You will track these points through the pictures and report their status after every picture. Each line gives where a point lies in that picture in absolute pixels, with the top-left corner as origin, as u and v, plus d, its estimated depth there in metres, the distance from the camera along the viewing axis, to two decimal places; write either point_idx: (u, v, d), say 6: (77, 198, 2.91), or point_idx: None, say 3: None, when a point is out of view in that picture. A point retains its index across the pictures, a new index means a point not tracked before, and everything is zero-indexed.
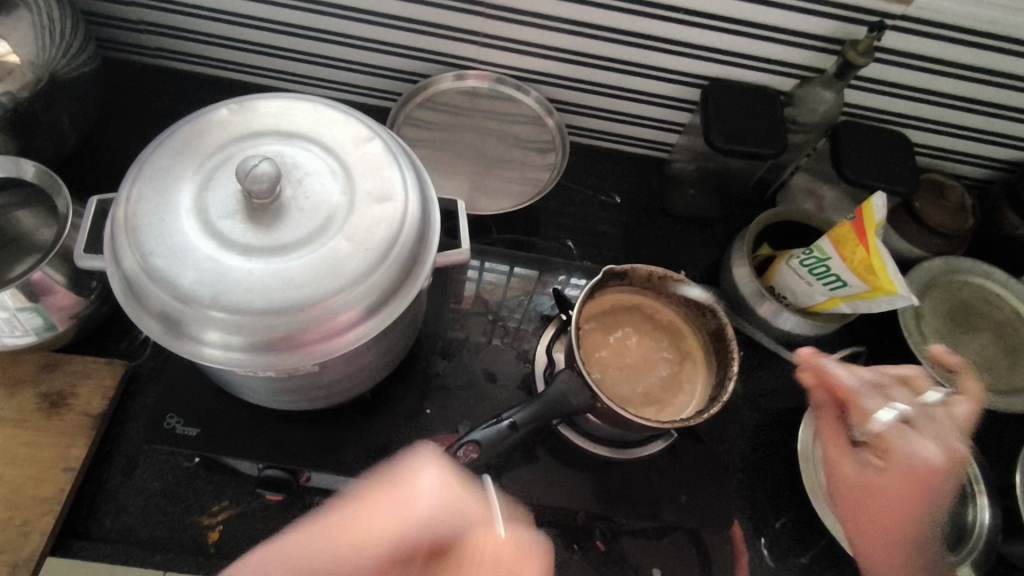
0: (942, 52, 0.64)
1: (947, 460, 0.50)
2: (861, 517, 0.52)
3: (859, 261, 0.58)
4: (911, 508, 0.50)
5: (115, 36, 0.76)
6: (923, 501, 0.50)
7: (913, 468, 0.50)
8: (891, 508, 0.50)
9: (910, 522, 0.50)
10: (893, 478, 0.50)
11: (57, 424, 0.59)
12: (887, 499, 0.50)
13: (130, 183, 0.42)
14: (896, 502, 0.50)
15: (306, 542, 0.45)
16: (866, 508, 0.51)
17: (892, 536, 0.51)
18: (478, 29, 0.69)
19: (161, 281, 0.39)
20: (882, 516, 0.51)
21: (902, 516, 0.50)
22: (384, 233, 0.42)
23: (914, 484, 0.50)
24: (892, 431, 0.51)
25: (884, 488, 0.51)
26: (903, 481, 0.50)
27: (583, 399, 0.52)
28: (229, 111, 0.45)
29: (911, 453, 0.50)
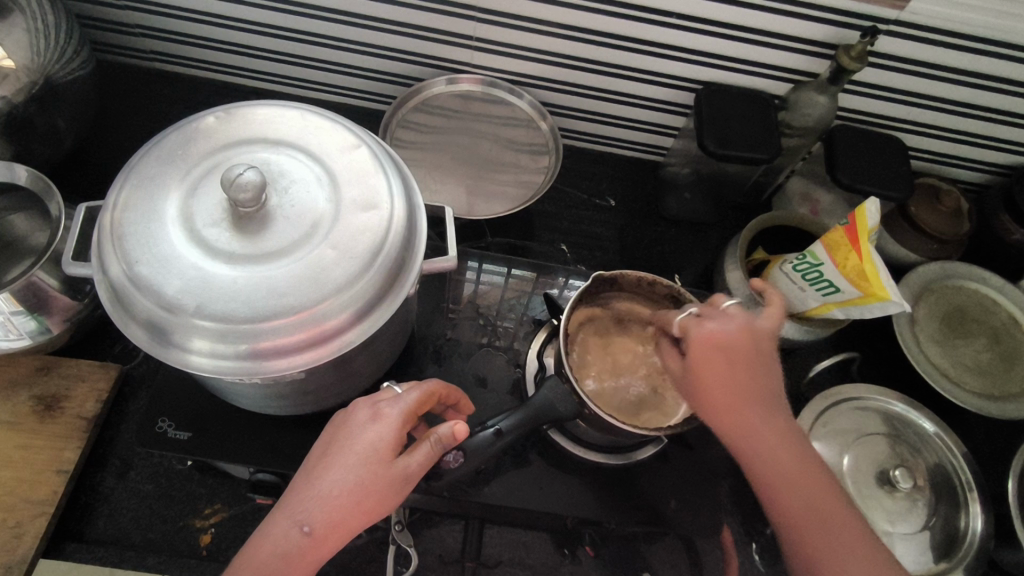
0: (937, 57, 0.64)
1: (733, 330, 0.50)
2: (709, 402, 0.49)
3: (851, 267, 0.58)
4: (745, 384, 0.49)
5: (111, 39, 0.76)
6: (730, 371, 0.49)
7: (711, 342, 0.50)
8: (719, 377, 0.49)
9: (745, 402, 0.48)
10: (699, 359, 0.49)
11: (51, 427, 0.59)
12: (713, 375, 0.49)
13: (117, 190, 0.43)
14: (714, 376, 0.49)
15: (344, 463, 0.46)
16: (708, 399, 0.49)
17: (735, 425, 0.48)
18: (471, 33, 0.69)
19: (145, 288, 0.40)
20: (715, 390, 0.49)
21: (738, 386, 0.48)
22: (369, 242, 0.42)
23: (714, 354, 0.49)
24: (692, 317, 0.52)
25: (701, 368, 0.49)
26: (712, 354, 0.49)
27: (570, 406, 0.52)
28: (217, 118, 0.45)
29: (710, 332, 0.50)
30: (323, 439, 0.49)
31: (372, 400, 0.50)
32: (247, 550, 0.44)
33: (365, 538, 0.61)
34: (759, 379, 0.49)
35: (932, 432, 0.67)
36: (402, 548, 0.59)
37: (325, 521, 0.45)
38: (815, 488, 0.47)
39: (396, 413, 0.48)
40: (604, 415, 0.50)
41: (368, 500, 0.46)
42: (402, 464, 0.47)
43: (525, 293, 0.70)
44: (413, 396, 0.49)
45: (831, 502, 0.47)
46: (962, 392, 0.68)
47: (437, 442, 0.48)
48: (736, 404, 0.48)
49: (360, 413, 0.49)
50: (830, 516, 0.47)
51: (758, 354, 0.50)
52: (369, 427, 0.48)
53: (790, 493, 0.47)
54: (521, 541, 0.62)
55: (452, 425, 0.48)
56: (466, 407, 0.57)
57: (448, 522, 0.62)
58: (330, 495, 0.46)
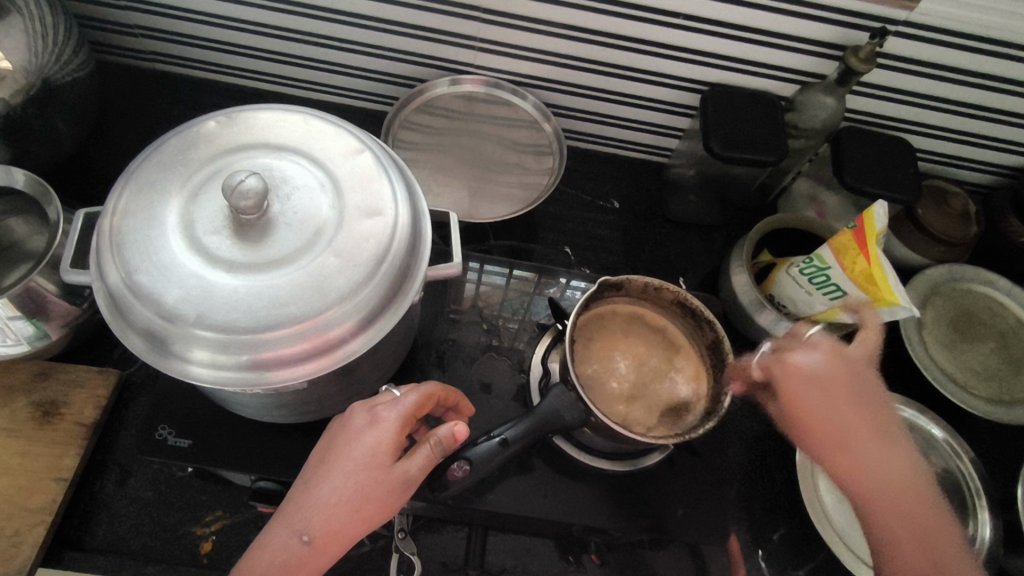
0: (946, 58, 0.63)
1: (820, 363, 0.51)
2: (807, 433, 0.50)
3: (859, 271, 0.57)
4: (845, 409, 0.49)
5: (109, 39, 0.75)
6: (824, 395, 0.50)
7: (798, 374, 0.51)
8: (813, 403, 0.50)
9: (847, 430, 0.49)
10: (788, 391, 0.51)
11: (49, 433, 0.58)
12: (807, 406, 0.50)
13: (116, 196, 0.42)
14: (806, 402, 0.50)
15: (341, 469, 0.46)
16: (804, 430, 0.50)
17: (839, 441, 0.49)
18: (475, 33, 0.68)
19: (145, 298, 0.39)
20: (813, 421, 0.49)
21: (835, 414, 0.49)
22: (373, 249, 0.41)
23: (802, 386, 0.50)
24: (770, 355, 0.53)
25: (792, 401, 0.50)
26: (801, 385, 0.50)
27: (576, 414, 0.51)
28: (217, 123, 0.44)
29: (797, 365, 0.51)
30: (322, 445, 0.49)
31: (369, 403, 0.49)
32: (248, 557, 0.44)
33: (368, 545, 0.60)
34: (860, 407, 0.50)
35: (939, 437, 0.67)
36: (405, 556, 0.57)
37: (324, 529, 0.45)
38: (926, 526, 0.47)
39: (393, 417, 0.48)
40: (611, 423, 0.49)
41: (366, 506, 0.45)
42: (401, 469, 0.46)
43: (529, 296, 0.69)
44: (411, 399, 0.48)
45: (944, 538, 0.46)
46: (970, 397, 0.67)
47: (436, 445, 0.47)
48: (839, 431, 0.49)
49: (357, 418, 0.48)
50: (946, 552, 0.46)
51: (853, 379, 0.51)
52: (366, 432, 0.47)
53: (906, 531, 0.46)
54: (525, 548, 0.62)
55: (451, 427, 0.47)
56: (466, 410, 0.56)
57: (452, 529, 0.61)
58: (329, 502, 0.45)
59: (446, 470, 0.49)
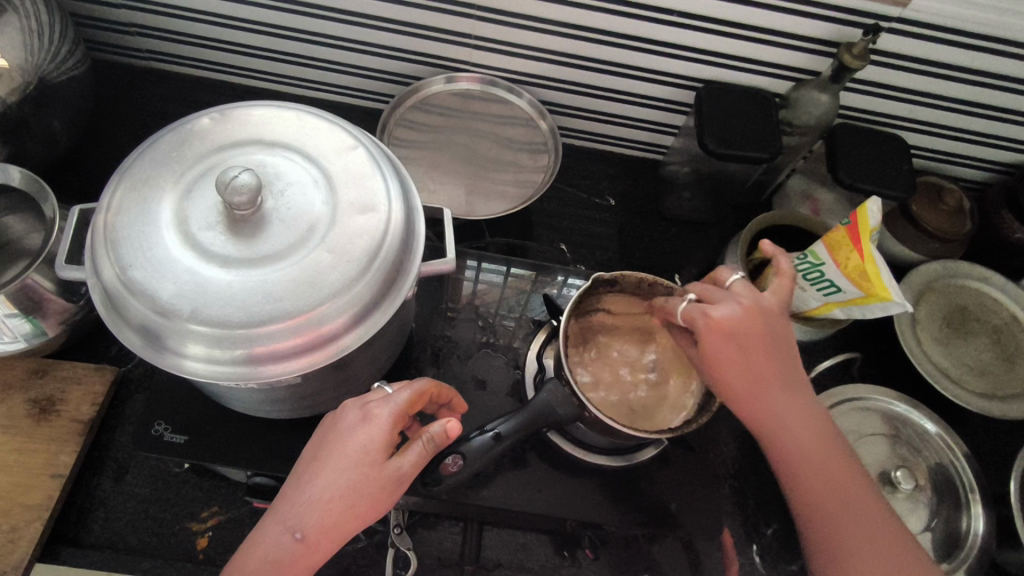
0: (940, 55, 0.63)
1: (739, 319, 0.50)
2: (726, 386, 0.51)
3: (852, 267, 0.57)
4: (761, 369, 0.50)
5: (106, 38, 0.76)
6: (751, 355, 0.50)
7: (720, 330, 0.50)
8: (730, 363, 0.50)
9: (760, 385, 0.50)
10: (710, 347, 0.50)
11: (46, 430, 0.59)
12: (727, 363, 0.50)
13: (110, 192, 0.42)
14: (727, 361, 0.50)
15: (334, 466, 0.46)
16: (723, 383, 0.51)
17: (756, 404, 0.51)
18: (470, 31, 0.68)
19: (139, 293, 0.39)
20: (733, 376, 0.50)
21: (752, 370, 0.50)
22: (367, 245, 0.42)
23: (725, 342, 0.50)
24: (694, 305, 0.52)
25: (713, 356, 0.50)
26: (720, 341, 0.50)
27: (570, 409, 0.52)
28: (211, 120, 0.45)
29: (718, 319, 0.50)
30: (313, 442, 0.48)
31: (362, 400, 0.49)
32: (241, 555, 0.44)
33: (364, 541, 0.60)
34: (779, 361, 0.51)
35: (933, 432, 0.67)
36: (401, 551, 0.59)
37: (317, 526, 0.45)
38: (829, 463, 0.51)
39: (386, 414, 0.48)
40: (604, 418, 0.49)
41: (359, 504, 0.45)
42: (395, 465, 0.47)
43: (524, 292, 0.70)
44: (404, 395, 0.49)
45: (845, 472, 0.51)
46: (964, 392, 0.68)
47: (429, 441, 0.47)
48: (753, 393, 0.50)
49: (349, 414, 0.48)
50: (846, 488, 0.51)
51: (770, 333, 0.51)
52: (359, 429, 0.47)
53: (808, 472, 0.51)
54: (520, 544, 0.62)
55: (444, 423, 0.48)
56: (460, 406, 0.57)
57: (447, 524, 0.62)
58: (322, 499, 0.45)
59: (440, 465, 0.49)
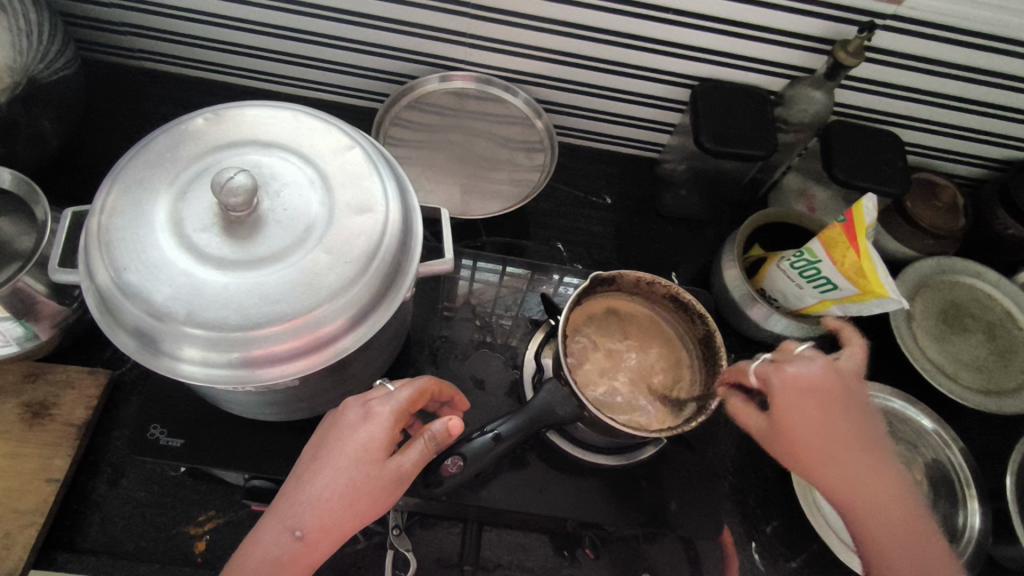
0: (934, 52, 0.63)
1: (815, 382, 0.50)
2: (799, 446, 0.49)
3: (849, 264, 0.57)
4: (836, 428, 0.49)
5: (97, 37, 0.75)
6: (824, 412, 0.49)
7: (797, 385, 0.50)
8: (805, 420, 0.49)
9: (839, 449, 0.49)
10: (784, 405, 0.50)
11: (39, 435, 0.58)
12: (803, 422, 0.49)
13: (103, 194, 0.41)
14: (802, 419, 0.49)
15: (335, 464, 0.46)
16: (794, 446, 0.49)
17: (835, 466, 0.48)
18: (466, 29, 0.68)
19: (134, 296, 0.39)
20: (806, 437, 0.49)
21: (831, 429, 0.49)
22: (364, 245, 0.41)
23: (801, 399, 0.49)
24: (767, 363, 0.52)
25: (788, 414, 0.49)
26: (798, 398, 0.49)
27: (569, 409, 0.51)
28: (205, 120, 0.44)
29: (795, 374, 0.50)
30: (314, 441, 0.48)
31: (363, 399, 0.49)
32: (238, 555, 0.44)
33: (362, 543, 0.60)
34: (857, 422, 0.50)
35: (930, 429, 0.67)
36: (401, 553, 0.58)
37: (316, 524, 0.44)
38: (913, 538, 0.48)
39: (387, 412, 0.48)
40: (603, 417, 0.49)
41: (360, 503, 0.45)
42: (395, 464, 0.46)
43: (521, 292, 0.69)
44: (405, 394, 0.49)
45: (929, 548, 0.48)
46: (960, 388, 0.68)
47: (431, 439, 0.47)
48: (827, 453, 0.49)
49: (350, 413, 0.48)
50: (935, 561, 0.47)
51: (846, 395, 0.51)
52: (360, 427, 0.47)
53: (893, 542, 0.47)
54: (520, 543, 0.62)
55: (446, 422, 0.48)
56: (461, 404, 0.57)
57: (446, 525, 0.61)
58: (323, 497, 0.45)
59: (440, 467, 0.49)
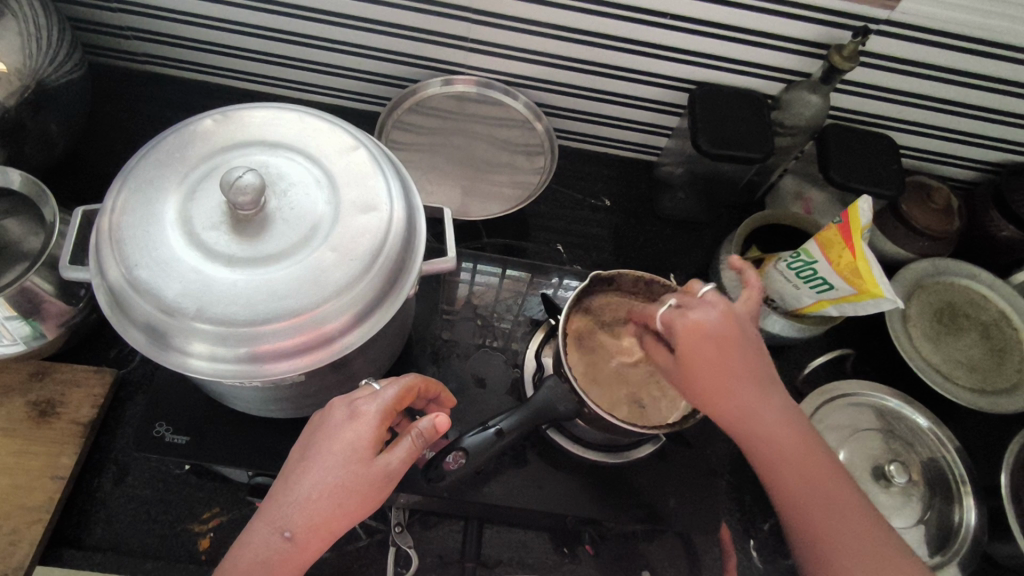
0: (927, 57, 0.64)
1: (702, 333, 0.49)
2: (703, 392, 0.48)
3: (844, 263, 0.58)
4: (736, 370, 0.48)
5: (103, 42, 0.76)
6: (721, 355, 0.48)
7: (697, 334, 0.48)
8: (707, 363, 0.48)
9: (736, 388, 0.48)
10: (686, 350, 0.48)
11: (46, 433, 0.59)
12: (701, 367, 0.48)
13: (114, 193, 0.42)
14: (702, 364, 0.48)
15: (322, 464, 0.46)
16: (698, 389, 0.49)
17: (735, 405, 0.48)
18: (467, 34, 0.69)
19: (145, 292, 0.40)
20: (704, 379, 0.48)
21: (731, 376, 0.48)
22: (370, 243, 0.42)
23: (704, 344, 0.48)
24: (672, 310, 0.51)
25: (692, 360, 0.48)
26: (698, 344, 0.48)
27: (570, 405, 0.52)
28: (213, 121, 0.45)
29: (695, 320, 0.48)
30: (301, 442, 0.49)
31: (349, 398, 0.49)
32: (230, 557, 0.44)
33: (365, 540, 0.61)
34: (752, 360, 0.49)
35: (925, 427, 0.68)
36: (403, 549, 0.60)
37: (305, 524, 0.45)
38: (812, 464, 0.48)
39: (374, 411, 0.48)
40: (603, 414, 0.50)
41: (348, 501, 0.45)
42: (383, 461, 0.47)
43: (521, 292, 0.70)
44: (391, 392, 0.49)
45: (824, 476, 0.48)
46: (954, 387, 0.69)
47: (418, 436, 0.48)
48: (726, 390, 0.48)
49: (337, 412, 0.48)
50: (834, 494, 0.48)
51: (748, 341, 0.49)
52: (347, 426, 0.47)
53: (790, 472, 0.48)
54: (520, 541, 0.62)
55: (432, 419, 0.48)
56: (448, 401, 0.57)
57: (448, 523, 0.62)
58: (310, 497, 0.45)
59: (441, 461, 0.50)
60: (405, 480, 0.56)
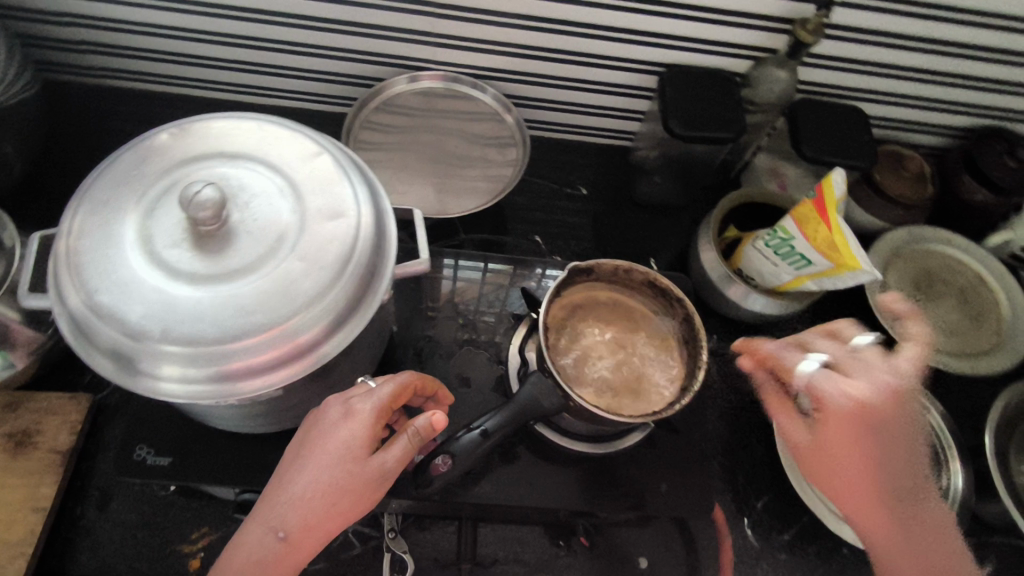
0: (892, 25, 0.64)
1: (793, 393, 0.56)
2: (843, 471, 0.50)
3: (820, 238, 0.58)
4: (891, 463, 0.49)
5: (55, 58, 0.73)
6: (898, 440, 0.50)
7: (852, 408, 0.49)
8: (853, 443, 0.49)
9: (890, 484, 0.49)
10: (833, 424, 0.49)
11: (23, 464, 0.57)
12: (842, 441, 0.49)
13: (70, 216, 0.41)
14: (847, 440, 0.49)
15: (317, 463, 0.45)
16: (836, 467, 0.50)
17: (892, 498, 0.50)
18: (431, 29, 0.67)
19: (108, 317, 0.38)
20: (850, 460, 0.49)
21: (874, 459, 0.49)
22: (338, 250, 0.41)
23: (850, 428, 0.49)
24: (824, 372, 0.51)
25: (835, 433, 0.49)
26: (848, 422, 0.49)
27: (554, 400, 0.52)
28: (170, 135, 0.44)
29: (851, 394, 0.49)
30: (297, 440, 0.48)
31: (344, 397, 0.48)
32: (226, 557, 0.44)
33: (358, 548, 0.60)
34: (891, 444, 0.49)
35: None
36: (397, 555, 0.59)
37: (299, 525, 0.44)
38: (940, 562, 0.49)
39: (369, 409, 0.47)
40: (589, 406, 0.50)
41: (342, 502, 0.45)
42: (378, 461, 0.46)
43: (503, 287, 0.69)
44: (387, 390, 0.48)
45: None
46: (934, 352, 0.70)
47: (414, 435, 0.47)
48: (880, 482, 0.49)
49: (331, 411, 0.47)
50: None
51: (897, 422, 0.50)
52: (341, 425, 0.46)
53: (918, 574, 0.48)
54: (516, 538, 0.62)
55: (429, 416, 0.47)
56: (445, 399, 0.57)
57: (442, 525, 0.62)
58: (304, 497, 0.45)
59: (428, 466, 0.49)
60: (394, 486, 0.55)
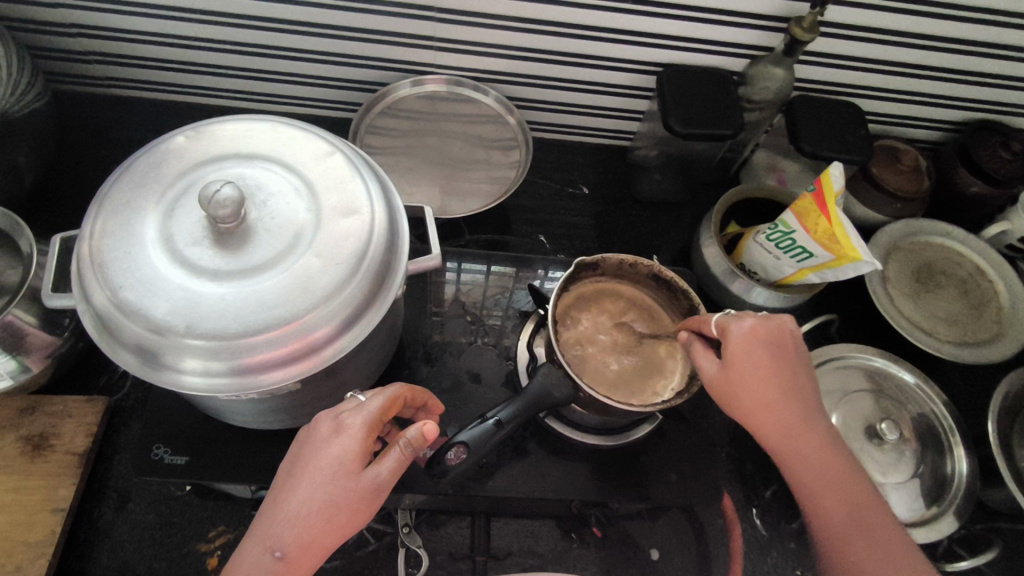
0: (885, 22, 0.66)
1: (775, 325, 0.54)
2: (743, 405, 0.53)
3: (821, 231, 0.59)
4: (792, 393, 0.53)
5: (64, 68, 0.75)
6: (793, 371, 0.53)
7: (753, 338, 0.53)
8: (755, 375, 0.52)
9: (793, 416, 0.53)
10: (737, 356, 0.53)
11: (41, 467, 0.58)
12: (749, 370, 0.52)
13: (91, 218, 0.42)
14: (755, 370, 0.52)
15: (311, 481, 0.45)
16: (740, 399, 0.52)
17: (797, 429, 0.53)
18: (433, 33, 0.69)
19: (132, 313, 0.39)
20: (751, 396, 0.52)
21: (775, 390, 0.52)
22: (353, 246, 0.42)
23: (751, 354, 0.52)
24: (728, 317, 0.54)
25: (737, 366, 0.52)
26: (750, 353, 0.53)
27: (566, 391, 0.53)
28: (186, 137, 0.45)
29: (752, 328, 0.53)
30: (289, 457, 0.48)
31: (334, 412, 0.48)
32: None
33: (373, 544, 0.61)
34: (786, 375, 0.53)
35: (912, 383, 0.70)
36: (412, 549, 0.60)
37: (296, 543, 0.44)
38: (846, 483, 0.52)
39: (359, 423, 0.47)
40: (600, 397, 0.51)
41: (338, 517, 0.45)
42: (372, 474, 0.46)
43: (509, 287, 0.70)
44: (377, 403, 0.48)
45: (871, 507, 0.52)
46: (937, 341, 0.71)
47: (406, 446, 0.47)
48: (784, 414, 0.52)
49: (322, 427, 0.47)
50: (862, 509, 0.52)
51: (796, 356, 0.54)
52: (332, 441, 0.46)
53: (828, 493, 0.52)
54: (528, 531, 0.63)
55: (420, 427, 0.48)
56: (437, 408, 0.57)
57: (455, 520, 0.62)
58: (300, 515, 0.45)
59: (441, 455, 0.50)
60: (409, 481, 0.56)
